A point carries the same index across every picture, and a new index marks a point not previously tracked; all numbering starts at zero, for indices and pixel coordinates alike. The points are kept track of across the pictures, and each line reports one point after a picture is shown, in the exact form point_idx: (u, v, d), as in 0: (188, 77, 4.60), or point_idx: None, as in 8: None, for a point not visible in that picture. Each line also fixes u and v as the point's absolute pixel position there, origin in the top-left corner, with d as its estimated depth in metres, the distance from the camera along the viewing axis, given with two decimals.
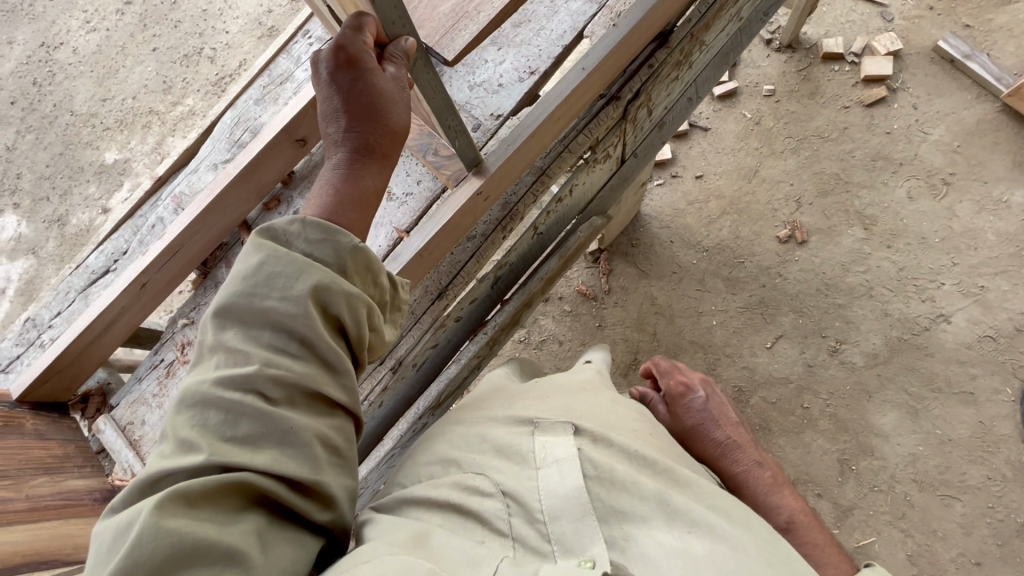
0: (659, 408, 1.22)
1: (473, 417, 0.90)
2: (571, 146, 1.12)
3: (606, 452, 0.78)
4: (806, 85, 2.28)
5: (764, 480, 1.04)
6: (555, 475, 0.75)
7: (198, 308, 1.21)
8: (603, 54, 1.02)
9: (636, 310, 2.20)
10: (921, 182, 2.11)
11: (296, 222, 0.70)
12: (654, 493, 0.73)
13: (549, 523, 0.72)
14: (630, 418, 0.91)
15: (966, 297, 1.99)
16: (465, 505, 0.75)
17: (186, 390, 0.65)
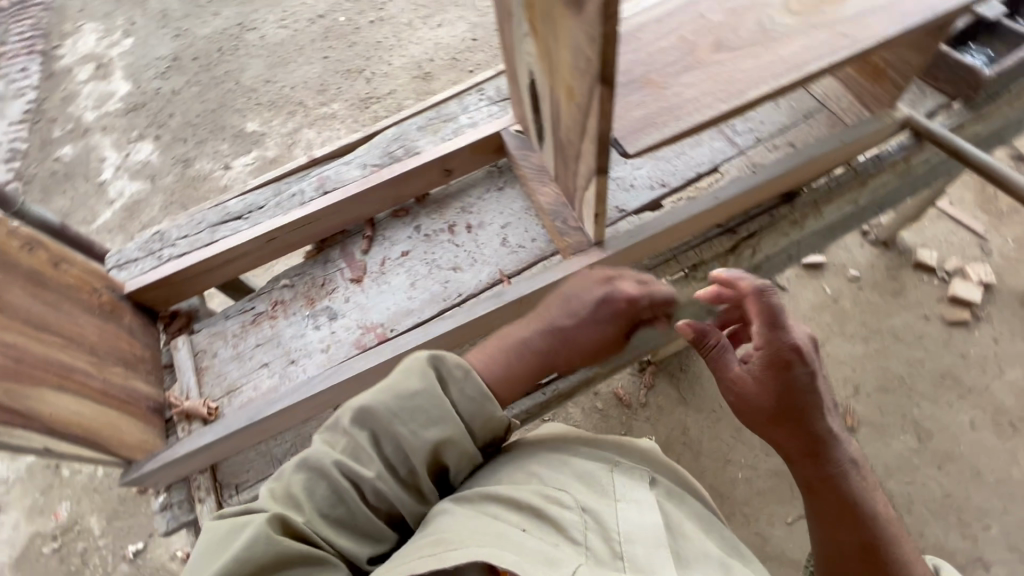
0: (735, 364, 0.91)
1: (551, 431, 0.98)
2: (679, 257, 1.23)
3: (674, 507, 0.90)
4: (893, 283, 2.32)
5: (854, 479, 0.87)
6: (635, 510, 0.85)
7: (301, 276, 1.31)
8: (736, 192, 1.15)
9: (664, 432, 2.19)
10: (986, 415, 2.06)
11: (461, 369, 0.87)
12: (711, 549, 0.85)
13: (623, 543, 0.80)
14: (690, 484, 1.02)
15: (1011, 550, 1.87)
16: (545, 507, 0.82)
17: (312, 453, 0.78)
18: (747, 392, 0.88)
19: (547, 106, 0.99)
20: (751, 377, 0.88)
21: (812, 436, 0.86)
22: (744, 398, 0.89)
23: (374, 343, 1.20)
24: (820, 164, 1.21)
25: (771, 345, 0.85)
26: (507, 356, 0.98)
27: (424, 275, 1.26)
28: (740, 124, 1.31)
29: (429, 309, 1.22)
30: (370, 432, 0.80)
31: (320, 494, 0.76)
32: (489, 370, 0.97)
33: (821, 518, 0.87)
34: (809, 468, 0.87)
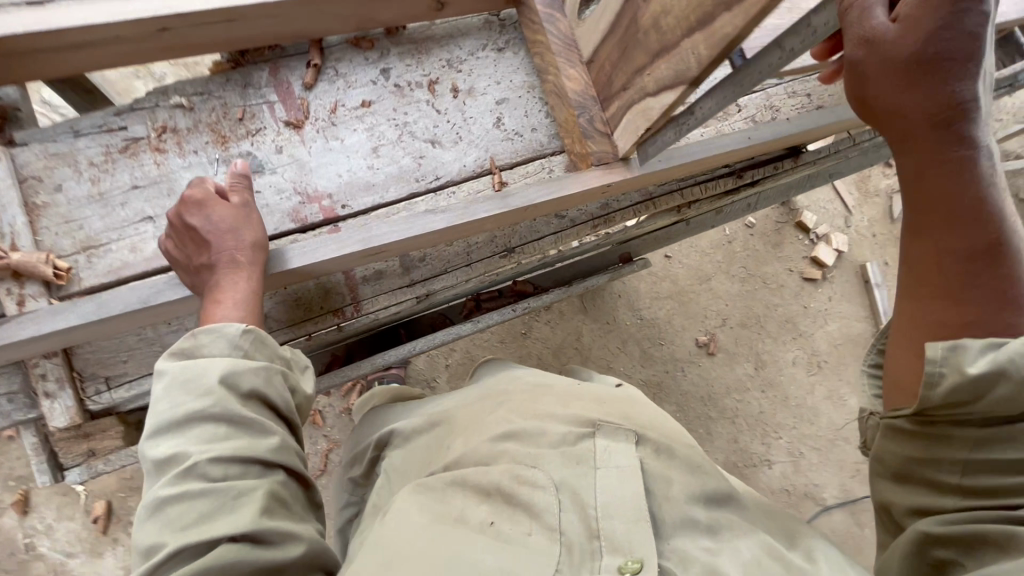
0: (877, 16, 0.61)
1: (528, 409, 0.99)
2: (684, 192, 1.11)
3: (662, 467, 0.90)
4: (776, 236, 2.60)
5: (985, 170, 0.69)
6: (613, 482, 0.85)
7: (206, 98, 0.91)
8: (768, 137, 1.04)
9: (561, 336, 2.28)
10: (805, 356, 2.52)
11: (190, 337, 0.68)
12: (693, 509, 0.84)
13: (598, 519, 0.81)
14: (680, 434, 1.02)
15: (789, 455, 2.41)
16: (515, 491, 0.84)
17: (141, 504, 0.62)
18: (880, 63, 0.62)
19: None
20: (899, 26, 0.60)
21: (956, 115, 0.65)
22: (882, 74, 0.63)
23: (318, 220, 0.91)
24: (830, 129, 1.18)
25: (903, 44, 0.60)
26: (255, 285, 0.74)
27: (391, 140, 0.97)
28: None
29: (395, 189, 0.95)
30: (168, 435, 0.63)
31: (172, 513, 0.60)
32: (245, 314, 0.72)
33: (920, 234, 0.74)
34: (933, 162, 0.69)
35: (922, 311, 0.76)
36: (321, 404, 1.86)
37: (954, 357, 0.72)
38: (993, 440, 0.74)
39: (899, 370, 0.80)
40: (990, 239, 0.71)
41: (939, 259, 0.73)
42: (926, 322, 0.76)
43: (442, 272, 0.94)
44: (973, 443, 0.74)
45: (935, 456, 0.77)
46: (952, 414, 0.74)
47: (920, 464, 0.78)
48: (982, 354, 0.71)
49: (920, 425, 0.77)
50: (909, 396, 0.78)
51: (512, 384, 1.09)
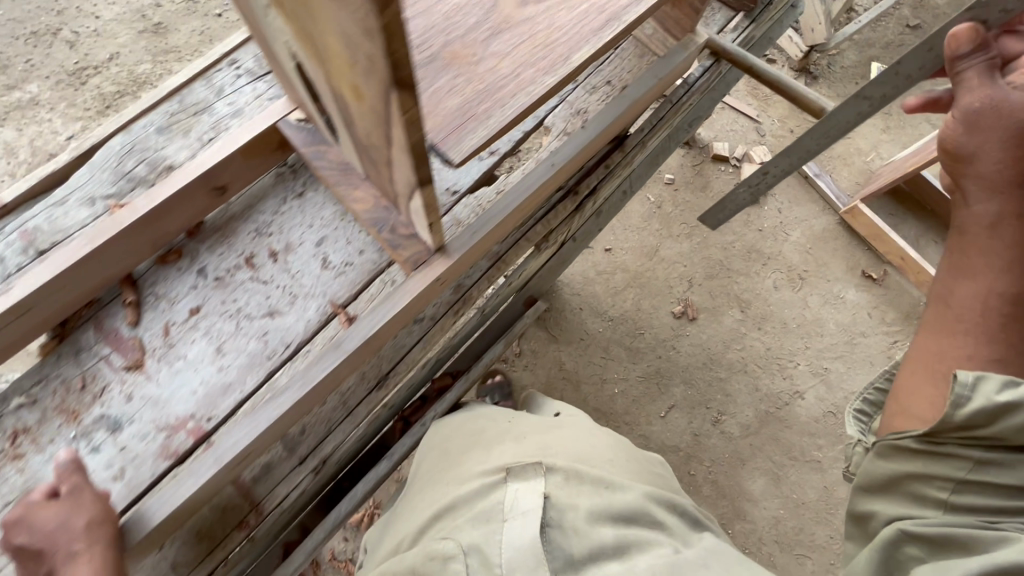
0: (997, 79, 0.85)
1: (464, 463, 1.07)
2: (528, 235, 1.08)
3: (569, 496, 0.95)
4: (700, 178, 2.55)
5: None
6: (519, 525, 0.89)
7: (46, 384, 0.93)
8: (572, 152, 1.02)
9: (544, 376, 2.23)
10: (783, 275, 2.44)
11: None
12: (593, 520, 0.92)
13: (506, 567, 0.85)
14: (594, 446, 1.09)
15: (815, 376, 2.30)
16: (429, 569, 0.89)
17: None
18: (978, 121, 0.86)
19: (340, 107, 0.71)
20: (1019, 91, 0.84)
21: (1009, 166, 0.87)
22: (974, 129, 0.87)
23: (189, 445, 0.90)
24: (640, 107, 1.14)
25: None
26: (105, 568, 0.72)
27: (230, 333, 0.97)
28: None
29: (252, 377, 0.95)
30: None
31: None
32: None
33: (968, 266, 0.92)
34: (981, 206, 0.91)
35: (944, 345, 0.92)
36: (348, 550, 1.87)
37: (980, 385, 0.84)
38: (988, 463, 0.87)
39: (917, 389, 0.94)
40: (1007, 285, 0.88)
41: (965, 275, 0.93)
42: (952, 331, 0.92)
43: (328, 435, 0.94)
44: (958, 466, 0.87)
45: (926, 473, 0.89)
46: (933, 439, 0.89)
47: (907, 479, 0.91)
48: (1003, 387, 0.84)
49: (926, 444, 0.90)
50: (921, 421, 0.91)
51: (472, 426, 1.17)
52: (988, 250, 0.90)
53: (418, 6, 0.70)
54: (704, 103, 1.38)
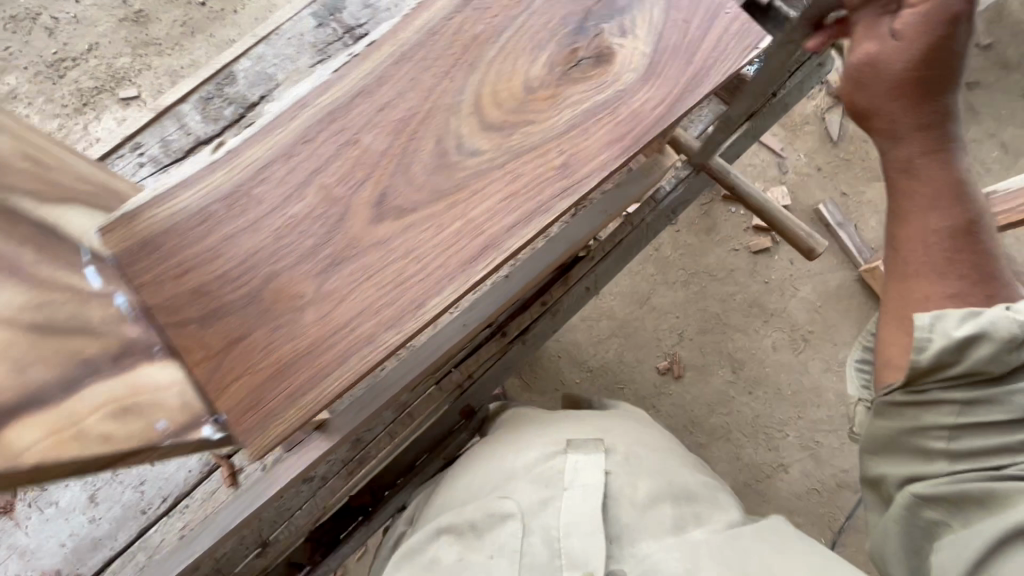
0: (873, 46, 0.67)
1: (512, 434, 0.97)
2: (442, 383, 0.97)
3: (633, 476, 0.85)
4: (706, 219, 2.32)
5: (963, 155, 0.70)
6: (579, 496, 0.81)
7: None
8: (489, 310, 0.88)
9: None
10: (785, 335, 2.24)
11: None
12: (654, 495, 0.84)
13: (563, 539, 0.77)
14: (659, 437, 1.02)
15: (804, 449, 2.15)
16: (480, 525, 0.81)
17: None
18: (872, 75, 0.67)
19: None
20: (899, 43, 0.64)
21: (919, 92, 0.66)
22: (868, 87, 0.69)
23: None
24: (594, 236, 0.96)
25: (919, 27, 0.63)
26: None
27: (105, 480, 0.90)
28: None
29: (123, 533, 0.88)
30: None
31: None
32: None
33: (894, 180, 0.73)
34: (901, 144, 0.70)
35: (904, 313, 0.71)
36: None
37: (941, 325, 0.66)
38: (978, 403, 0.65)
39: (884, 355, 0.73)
40: (956, 220, 0.69)
41: (904, 175, 0.71)
42: (916, 261, 0.71)
43: None
44: (979, 421, 0.66)
45: (921, 423, 0.68)
46: (938, 377, 0.67)
47: (898, 434, 0.70)
48: (965, 320, 0.65)
49: (909, 396, 0.69)
50: (896, 372, 0.71)
51: (511, 415, 1.07)
52: (931, 215, 0.70)
53: (243, 218, 0.56)
54: None
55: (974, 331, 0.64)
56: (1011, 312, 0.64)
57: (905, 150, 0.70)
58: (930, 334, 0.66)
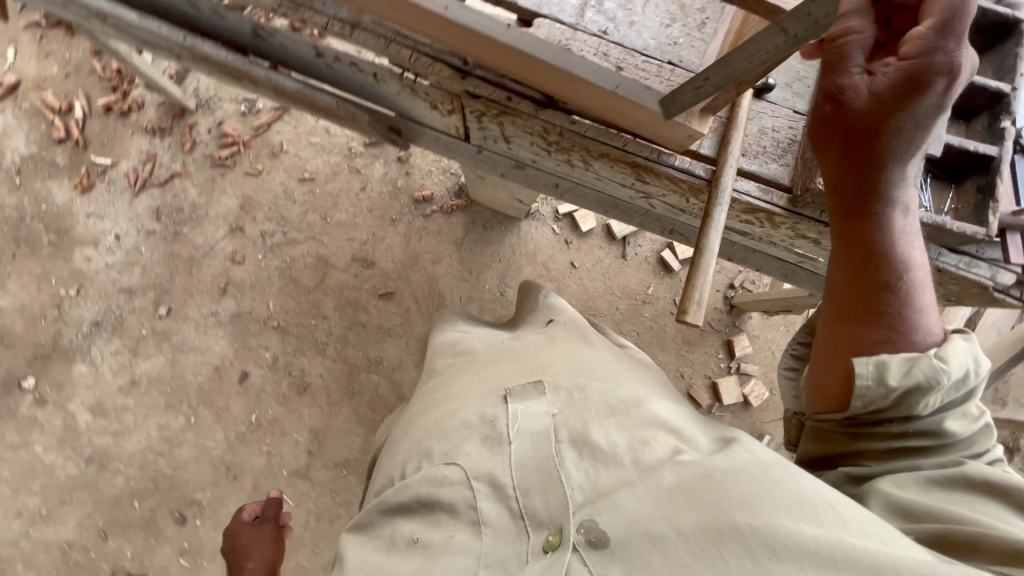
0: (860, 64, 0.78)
1: (447, 389, 0.91)
2: (393, 45, 0.99)
3: (575, 413, 0.76)
4: (696, 334, 2.23)
5: (908, 209, 0.84)
6: (528, 447, 0.73)
7: None
8: (467, 24, 0.87)
9: (420, 248, 2.21)
10: None
11: None
12: (593, 433, 0.73)
13: (520, 499, 0.69)
14: (604, 362, 0.89)
15: None
16: (429, 497, 0.72)
17: None
18: (838, 120, 0.79)
19: None
20: (880, 79, 0.77)
21: (880, 155, 0.80)
22: (833, 133, 0.81)
23: None
24: (593, 100, 0.94)
25: (929, 51, 0.75)
26: None
27: None
28: (612, 7, 1.02)
29: None
30: None
31: None
32: None
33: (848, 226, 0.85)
34: (856, 203, 0.83)
35: (833, 364, 0.85)
36: (199, 137, 2.18)
37: (879, 372, 0.79)
38: (906, 431, 0.81)
39: (821, 381, 0.87)
40: (889, 276, 0.82)
41: (850, 240, 0.84)
42: (848, 320, 0.84)
43: None
44: (888, 436, 0.82)
45: (859, 444, 0.83)
46: (876, 415, 0.81)
47: (841, 459, 0.86)
48: (898, 365, 0.79)
49: (848, 425, 0.84)
50: (839, 403, 0.84)
51: (453, 365, 1.03)
52: (865, 272, 0.84)
53: None
54: (687, 226, 1.27)
55: (903, 380, 0.78)
56: (939, 358, 0.79)
57: (862, 210, 0.83)
58: (869, 381, 0.80)
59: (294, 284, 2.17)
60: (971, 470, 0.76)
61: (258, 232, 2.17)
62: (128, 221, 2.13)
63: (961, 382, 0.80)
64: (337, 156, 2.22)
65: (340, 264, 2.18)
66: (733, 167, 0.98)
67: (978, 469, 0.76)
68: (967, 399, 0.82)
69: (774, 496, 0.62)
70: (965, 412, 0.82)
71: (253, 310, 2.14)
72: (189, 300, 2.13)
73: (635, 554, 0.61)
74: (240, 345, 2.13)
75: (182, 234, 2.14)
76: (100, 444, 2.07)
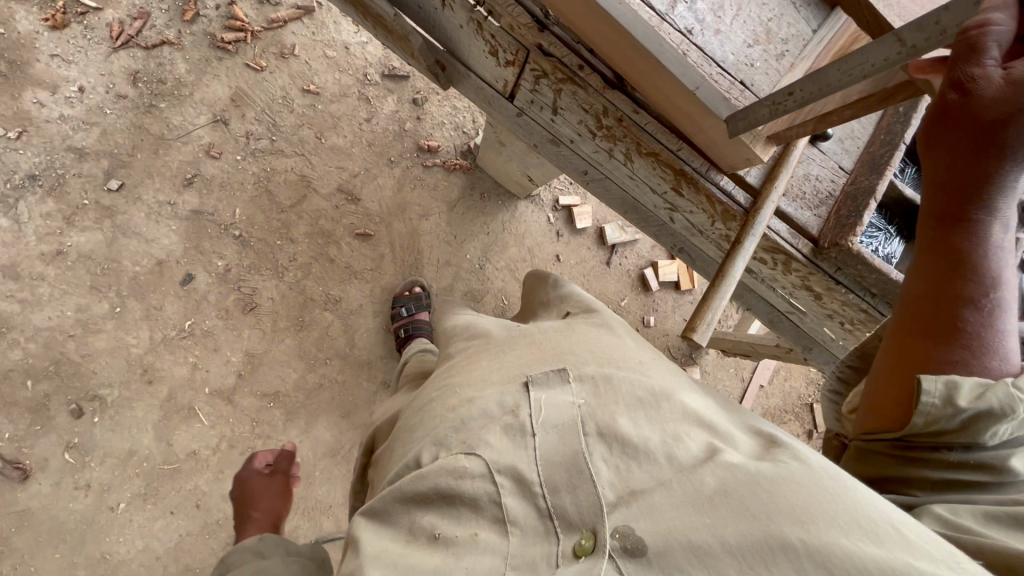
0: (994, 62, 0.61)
1: (463, 372, 0.84)
2: None
3: (603, 403, 0.68)
4: None
5: (1011, 216, 0.75)
6: (551, 440, 0.66)
7: None
8: None
9: (410, 198, 2.12)
10: None
11: None
12: (621, 425, 0.65)
13: (548, 497, 0.63)
14: (630, 348, 0.79)
15: None
16: (448, 493, 0.66)
17: None
18: (952, 113, 0.68)
19: None
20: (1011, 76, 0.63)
21: (994, 156, 0.70)
22: (946, 124, 0.70)
23: None
24: (666, 95, 0.91)
25: None
26: None
27: None
28: (704, 8, 0.99)
29: None
30: None
31: None
32: None
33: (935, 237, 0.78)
34: (952, 206, 0.75)
35: (890, 382, 0.77)
36: (205, 11, 1.97)
37: (946, 391, 0.69)
38: (963, 464, 0.70)
39: (876, 395, 0.78)
40: (974, 291, 0.74)
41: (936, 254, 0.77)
42: (912, 336, 0.77)
43: None
44: (947, 464, 0.71)
45: (905, 471, 0.73)
46: (935, 437, 0.71)
47: (882, 485, 0.75)
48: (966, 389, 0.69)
49: (897, 449, 0.74)
50: (890, 424, 0.75)
51: (466, 345, 0.94)
52: (946, 284, 0.76)
53: None
54: (695, 249, 1.27)
55: (975, 404, 0.68)
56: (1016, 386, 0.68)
57: (956, 216, 0.75)
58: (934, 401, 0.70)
59: (268, 197, 2.01)
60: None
61: (243, 131, 1.99)
62: (98, 76, 1.89)
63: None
64: (349, 78, 2.08)
65: (323, 190, 2.05)
66: (774, 204, 0.98)
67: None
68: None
69: (832, 511, 0.52)
70: None
71: (216, 213, 1.97)
72: (146, 182, 1.93)
73: (677, 566, 0.53)
74: (192, 246, 1.96)
75: (157, 109, 1.93)
76: (3, 309, 1.84)
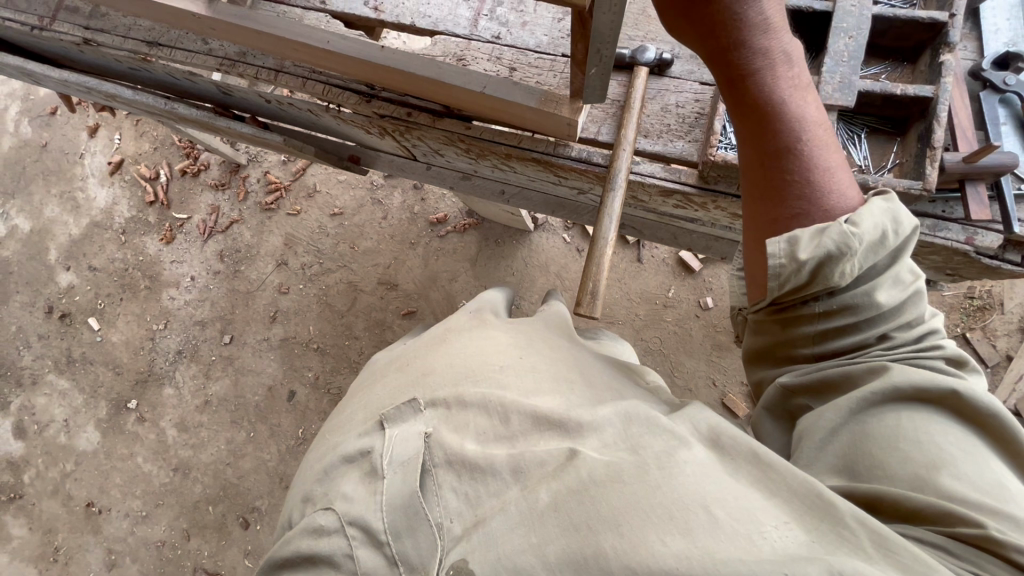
0: None
1: (348, 407, 0.91)
2: (313, 87, 1.10)
3: (450, 432, 0.74)
4: (726, 335, 2.06)
5: (791, 48, 0.70)
6: (400, 477, 0.72)
7: None
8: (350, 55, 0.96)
9: (438, 267, 2.32)
10: None
11: None
12: (469, 450, 0.71)
13: (393, 544, 0.67)
14: (498, 349, 0.85)
15: None
16: (307, 556, 0.71)
17: None
18: None
19: None
20: None
21: (723, 14, 0.67)
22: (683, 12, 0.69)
23: None
24: (475, 104, 0.97)
25: None
26: None
27: None
28: (506, 11, 1.04)
29: None
30: None
31: None
32: None
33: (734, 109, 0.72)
34: (731, 78, 0.70)
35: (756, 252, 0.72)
36: (252, 187, 2.52)
37: (789, 246, 0.67)
38: (830, 313, 0.68)
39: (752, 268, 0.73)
40: (795, 138, 0.69)
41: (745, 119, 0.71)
42: (757, 201, 0.72)
43: (110, 34, 1.15)
44: (817, 316, 0.68)
45: (785, 336, 0.71)
46: (797, 294, 0.68)
47: (778, 352, 0.73)
48: (808, 240, 0.66)
49: (771, 315, 0.72)
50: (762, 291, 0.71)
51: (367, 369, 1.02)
52: (764, 142, 0.70)
53: None
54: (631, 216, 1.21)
55: (815, 252, 0.65)
56: (852, 223, 0.65)
57: (739, 80, 0.70)
58: (782, 260, 0.67)
59: (330, 309, 2.38)
60: (903, 376, 0.62)
61: (299, 265, 2.43)
62: (200, 264, 2.51)
63: (880, 243, 0.65)
64: (361, 191, 2.44)
65: (368, 287, 2.36)
66: (628, 151, 0.92)
67: (911, 378, 0.61)
68: (897, 260, 0.67)
69: (649, 504, 0.56)
70: (897, 276, 0.68)
71: (297, 335, 2.39)
72: (247, 328, 2.43)
73: None
74: (288, 367, 2.38)
75: (240, 272, 2.47)
76: (184, 455, 2.41)
